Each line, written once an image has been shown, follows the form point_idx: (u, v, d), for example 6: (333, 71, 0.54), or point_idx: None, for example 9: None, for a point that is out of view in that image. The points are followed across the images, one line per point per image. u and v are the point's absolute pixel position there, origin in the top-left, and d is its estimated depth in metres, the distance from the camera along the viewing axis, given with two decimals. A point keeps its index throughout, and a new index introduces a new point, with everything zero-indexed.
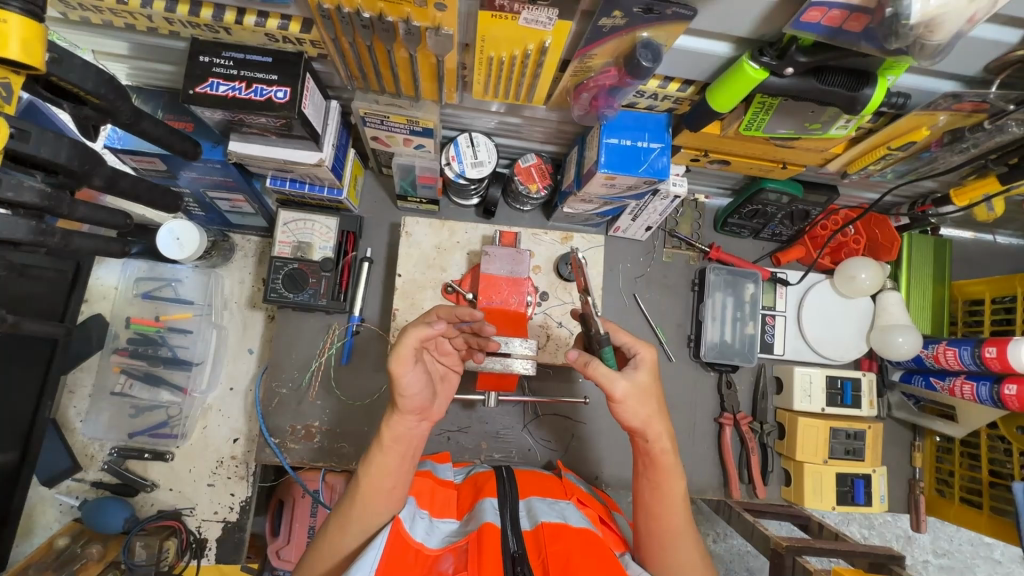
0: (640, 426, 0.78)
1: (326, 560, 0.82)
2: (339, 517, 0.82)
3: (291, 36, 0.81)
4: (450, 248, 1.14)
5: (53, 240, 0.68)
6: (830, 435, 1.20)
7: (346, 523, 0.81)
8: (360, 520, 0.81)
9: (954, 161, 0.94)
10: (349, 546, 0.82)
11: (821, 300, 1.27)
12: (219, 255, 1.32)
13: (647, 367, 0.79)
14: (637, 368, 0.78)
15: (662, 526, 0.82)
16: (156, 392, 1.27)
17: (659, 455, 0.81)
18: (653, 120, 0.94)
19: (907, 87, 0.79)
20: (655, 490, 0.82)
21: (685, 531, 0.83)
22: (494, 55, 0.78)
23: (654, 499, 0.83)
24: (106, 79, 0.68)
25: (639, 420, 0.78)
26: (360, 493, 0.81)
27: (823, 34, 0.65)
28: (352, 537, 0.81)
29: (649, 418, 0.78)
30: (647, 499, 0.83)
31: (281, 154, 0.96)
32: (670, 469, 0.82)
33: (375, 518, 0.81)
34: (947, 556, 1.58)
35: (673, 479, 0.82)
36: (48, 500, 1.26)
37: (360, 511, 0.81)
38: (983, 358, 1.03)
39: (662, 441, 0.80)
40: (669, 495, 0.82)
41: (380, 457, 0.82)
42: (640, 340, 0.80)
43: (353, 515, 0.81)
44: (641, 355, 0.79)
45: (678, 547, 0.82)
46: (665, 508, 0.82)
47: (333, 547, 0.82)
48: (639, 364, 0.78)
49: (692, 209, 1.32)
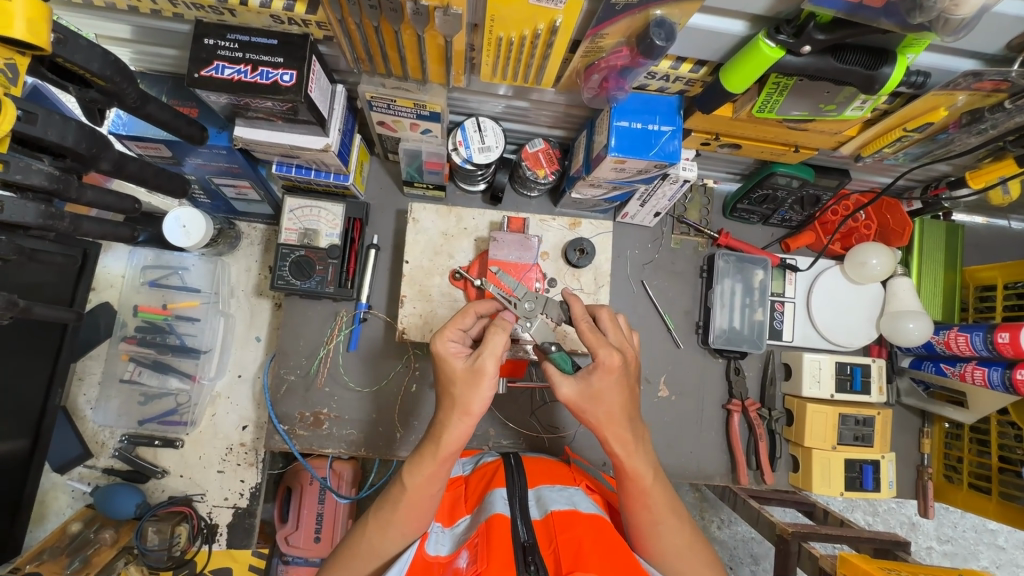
0: (599, 427, 0.77)
1: (364, 559, 0.81)
2: (378, 522, 0.80)
3: (297, 17, 0.80)
4: (457, 234, 1.13)
5: (61, 225, 0.68)
6: (840, 421, 1.19)
7: (387, 527, 0.79)
8: (402, 525, 0.79)
9: (971, 143, 0.93)
10: (387, 548, 0.81)
11: (831, 287, 1.25)
12: (226, 243, 1.29)
13: (605, 371, 0.76)
14: (591, 374, 0.76)
15: (642, 517, 0.81)
16: (165, 379, 1.28)
17: (626, 456, 0.78)
18: (665, 102, 0.92)
19: (926, 66, 0.77)
20: (629, 486, 0.80)
21: (665, 520, 0.81)
22: (503, 35, 0.77)
23: (628, 494, 0.81)
24: (112, 61, 0.66)
25: (597, 422, 0.77)
26: (402, 500, 0.78)
27: (843, 10, 0.63)
28: (392, 540, 0.80)
29: (609, 418, 0.77)
30: (625, 491, 0.81)
31: (289, 140, 0.95)
32: (638, 468, 0.79)
33: (415, 522, 0.80)
34: (952, 542, 1.58)
35: (645, 476, 0.79)
36: (61, 486, 1.28)
37: (404, 516, 0.79)
38: (995, 344, 1.02)
39: (627, 442, 0.78)
40: (643, 491, 0.80)
41: (432, 466, 0.77)
42: (602, 344, 0.76)
43: (394, 519, 0.79)
44: (598, 358, 0.76)
45: (663, 537, 0.81)
46: (643, 501, 0.80)
47: (370, 549, 0.81)
48: (594, 367, 0.76)
49: (701, 194, 1.30)
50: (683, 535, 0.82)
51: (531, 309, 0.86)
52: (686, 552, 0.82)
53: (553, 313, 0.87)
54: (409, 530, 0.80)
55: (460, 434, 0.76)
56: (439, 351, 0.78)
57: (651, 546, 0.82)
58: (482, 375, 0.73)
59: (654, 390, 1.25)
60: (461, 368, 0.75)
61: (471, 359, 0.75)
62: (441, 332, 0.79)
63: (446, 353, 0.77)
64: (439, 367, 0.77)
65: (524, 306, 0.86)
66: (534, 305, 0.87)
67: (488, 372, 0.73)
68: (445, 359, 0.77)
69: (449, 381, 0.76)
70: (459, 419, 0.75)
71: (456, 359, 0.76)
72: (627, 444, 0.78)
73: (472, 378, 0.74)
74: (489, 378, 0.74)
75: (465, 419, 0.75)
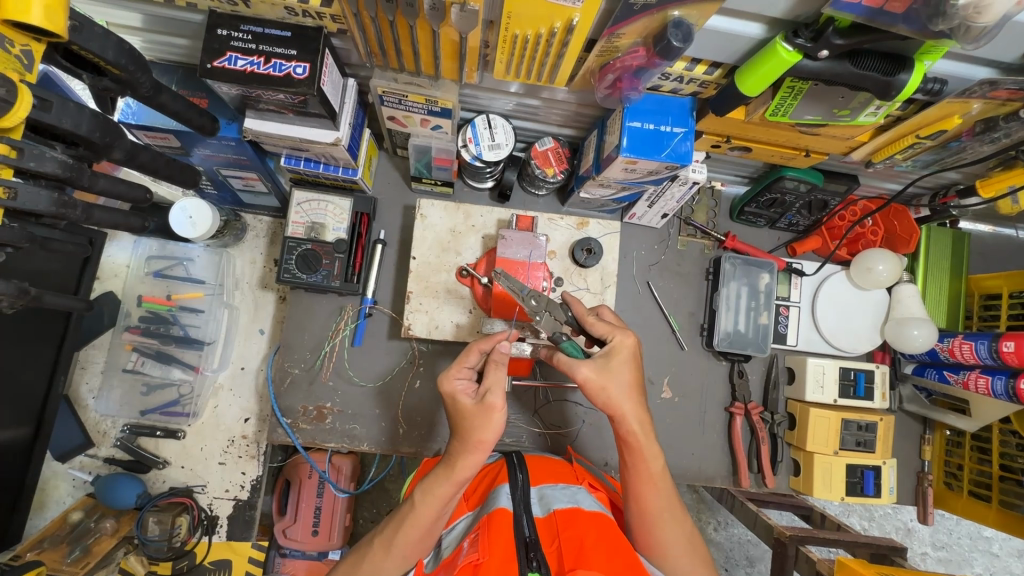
0: (615, 406, 0.78)
1: None
2: (383, 538, 0.79)
3: (312, 10, 0.80)
4: (464, 231, 1.13)
5: (74, 213, 0.67)
6: (842, 426, 1.19)
7: (391, 547, 0.78)
8: (404, 547, 0.78)
9: (983, 151, 0.93)
10: (389, 570, 0.79)
11: (835, 292, 1.26)
12: (232, 234, 1.29)
13: (621, 349, 0.80)
14: (609, 355, 0.79)
15: (649, 503, 0.81)
16: (168, 370, 1.27)
17: (642, 435, 0.79)
18: (677, 104, 0.92)
19: (943, 73, 0.77)
20: (637, 468, 0.81)
21: (670, 508, 0.81)
22: (519, 33, 0.77)
23: (636, 477, 0.81)
24: (127, 49, 0.66)
25: (615, 398, 0.77)
26: (408, 518, 0.78)
27: (863, 16, 0.63)
28: (394, 563, 0.79)
29: (628, 393, 0.78)
30: (633, 477, 0.82)
31: (299, 132, 0.94)
32: (650, 449, 0.80)
33: (418, 546, 0.80)
34: (946, 549, 1.59)
35: (655, 457, 0.80)
36: (62, 475, 1.27)
37: (406, 536, 0.78)
38: (1000, 353, 1.02)
39: (644, 421, 0.79)
40: (651, 474, 0.81)
41: (445, 487, 0.77)
42: (616, 329, 0.81)
43: (398, 538, 0.78)
44: (614, 341, 0.80)
45: (666, 527, 0.81)
46: (652, 485, 0.81)
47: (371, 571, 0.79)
48: (612, 350, 0.79)
49: (708, 197, 1.30)
50: (683, 528, 0.82)
51: (537, 305, 0.86)
52: (686, 547, 0.81)
53: (557, 313, 0.86)
54: (412, 552, 0.79)
55: (476, 462, 0.76)
56: (448, 391, 0.80)
57: (650, 537, 0.81)
58: (492, 410, 0.75)
59: (657, 391, 1.25)
60: (470, 404, 0.77)
61: (478, 396, 0.77)
62: (447, 373, 0.82)
63: (455, 390, 0.79)
64: (449, 406, 0.80)
65: (531, 304, 0.86)
66: (540, 301, 0.86)
67: (498, 404, 0.75)
68: (454, 396, 0.79)
69: (459, 417, 0.78)
70: (473, 450, 0.75)
71: (465, 396, 0.79)
72: (644, 423, 0.79)
73: (482, 411, 0.76)
74: (500, 410, 0.75)
75: (478, 450, 0.75)
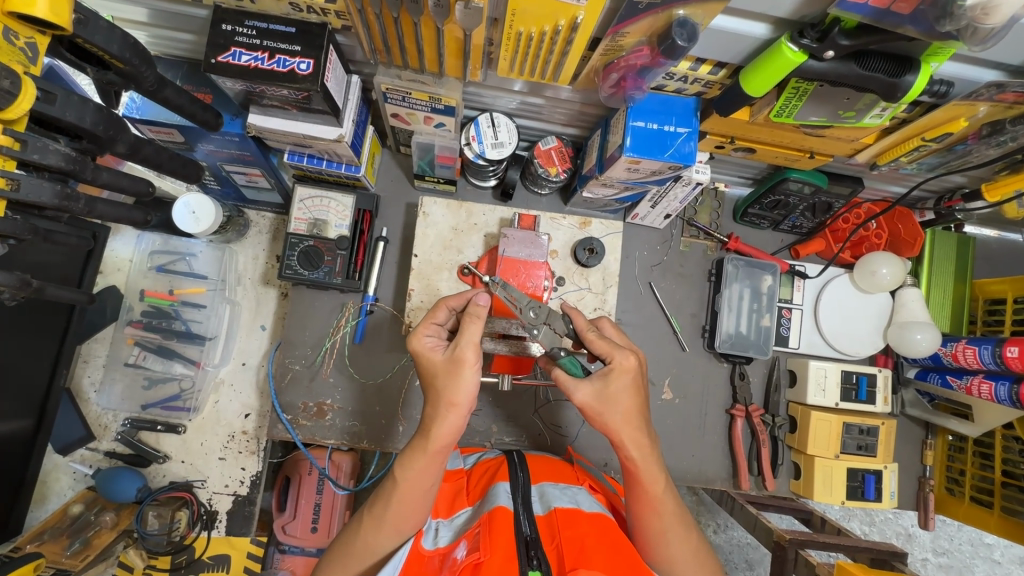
0: (613, 431, 0.77)
1: (359, 556, 0.82)
2: (372, 517, 0.80)
3: (316, 6, 0.80)
4: (467, 229, 1.13)
5: (77, 206, 0.68)
6: (843, 430, 1.18)
7: (381, 523, 0.80)
8: (395, 523, 0.80)
9: (989, 155, 0.92)
10: (384, 545, 0.81)
11: (839, 296, 1.25)
12: (235, 230, 1.30)
13: (621, 372, 0.77)
14: (607, 376, 0.77)
15: (652, 524, 0.81)
16: (169, 365, 1.28)
17: (641, 460, 0.78)
18: (681, 103, 0.92)
19: (950, 75, 0.77)
20: (638, 491, 0.81)
21: (673, 528, 0.81)
22: (523, 31, 0.76)
23: (637, 498, 0.81)
24: (131, 43, 0.66)
25: (613, 424, 0.77)
26: (394, 494, 0.79)
27: (870, 16, 0.62)
28: (387, 538, 0.80)
29: (625, 419, 0.77)
30: (634, 497, 0.81)
31: (303, 129, 0.95)
32: (651, 473, 0.79)
33: (410, 520, 0.81)
34: (947, 555, 1.58)
35: (656, 481, 0.80)
36: (63, 467, 1.28)
37: (395, 512, 0.79)
38: (1005, 358, 1.01)
39: (643, 445, 0.78)
40: (652, 496, 0.80)
41: (422, 460, 0.77)
42: (617, 348, 0.78)
43: (387, 515, 0.79)
44: (613, 361, 0.77)
45: (671, 544, 0.81)
46: (653, 507, 0.80)
47: (366, 546, 0.81)
48: (610, 369, 0.77)
49: (712, 198, 1.30)
50: (689, 543, 0.82)
51: (536, 317, 0.88)
52: (693, 561, 0.82)
53: (557, 325, 0.87)
54: (404, 525, 0.81)
55: (451, 427, 0.76)
56: (417, 348, 0.80)
57: (655, 554, 0.82)
58: (462, 364, 0.75)
59: (657, 392, 1.24)
60: (442, 360, 0.77)
61: (450, 350, 0.76)
62: (416, 330, 0.81)
63: (423, 347, 0.79)
64: (420, 364, 0.80)
65: (529, 315, 0.88)
66: (539, 314, 0.88)
67: (467, 361, 0.75)
68: (423, 354, 0.79)
69: (431, 375, 0.78)
70: (447, 412, 0.75)
71: (435, 353, 0.79)
72: (643, 447, 0.78)
73: (451, 368, 0.75)
74: (469, 368, 0.75)
75: (452, 412, 0.75)
